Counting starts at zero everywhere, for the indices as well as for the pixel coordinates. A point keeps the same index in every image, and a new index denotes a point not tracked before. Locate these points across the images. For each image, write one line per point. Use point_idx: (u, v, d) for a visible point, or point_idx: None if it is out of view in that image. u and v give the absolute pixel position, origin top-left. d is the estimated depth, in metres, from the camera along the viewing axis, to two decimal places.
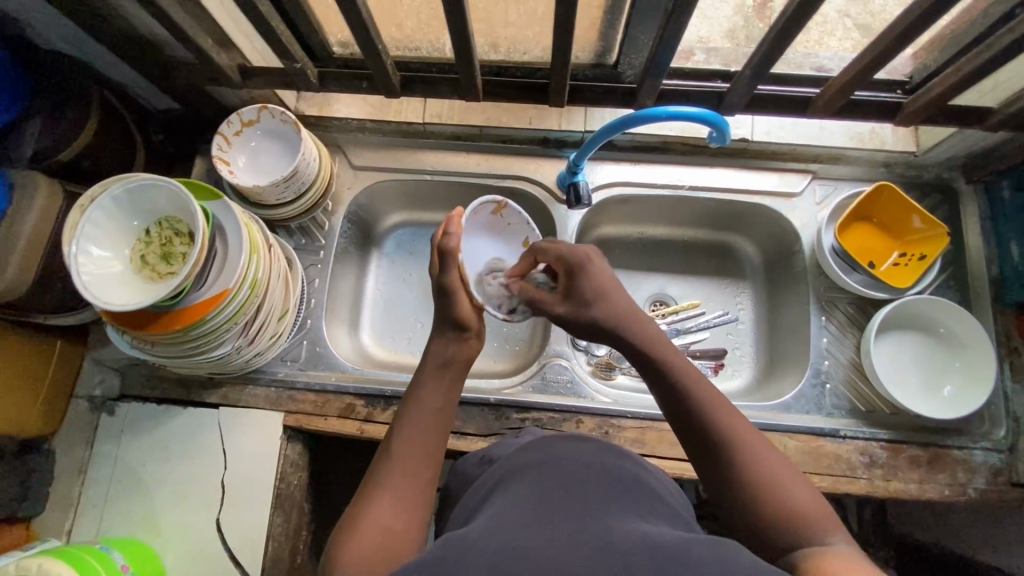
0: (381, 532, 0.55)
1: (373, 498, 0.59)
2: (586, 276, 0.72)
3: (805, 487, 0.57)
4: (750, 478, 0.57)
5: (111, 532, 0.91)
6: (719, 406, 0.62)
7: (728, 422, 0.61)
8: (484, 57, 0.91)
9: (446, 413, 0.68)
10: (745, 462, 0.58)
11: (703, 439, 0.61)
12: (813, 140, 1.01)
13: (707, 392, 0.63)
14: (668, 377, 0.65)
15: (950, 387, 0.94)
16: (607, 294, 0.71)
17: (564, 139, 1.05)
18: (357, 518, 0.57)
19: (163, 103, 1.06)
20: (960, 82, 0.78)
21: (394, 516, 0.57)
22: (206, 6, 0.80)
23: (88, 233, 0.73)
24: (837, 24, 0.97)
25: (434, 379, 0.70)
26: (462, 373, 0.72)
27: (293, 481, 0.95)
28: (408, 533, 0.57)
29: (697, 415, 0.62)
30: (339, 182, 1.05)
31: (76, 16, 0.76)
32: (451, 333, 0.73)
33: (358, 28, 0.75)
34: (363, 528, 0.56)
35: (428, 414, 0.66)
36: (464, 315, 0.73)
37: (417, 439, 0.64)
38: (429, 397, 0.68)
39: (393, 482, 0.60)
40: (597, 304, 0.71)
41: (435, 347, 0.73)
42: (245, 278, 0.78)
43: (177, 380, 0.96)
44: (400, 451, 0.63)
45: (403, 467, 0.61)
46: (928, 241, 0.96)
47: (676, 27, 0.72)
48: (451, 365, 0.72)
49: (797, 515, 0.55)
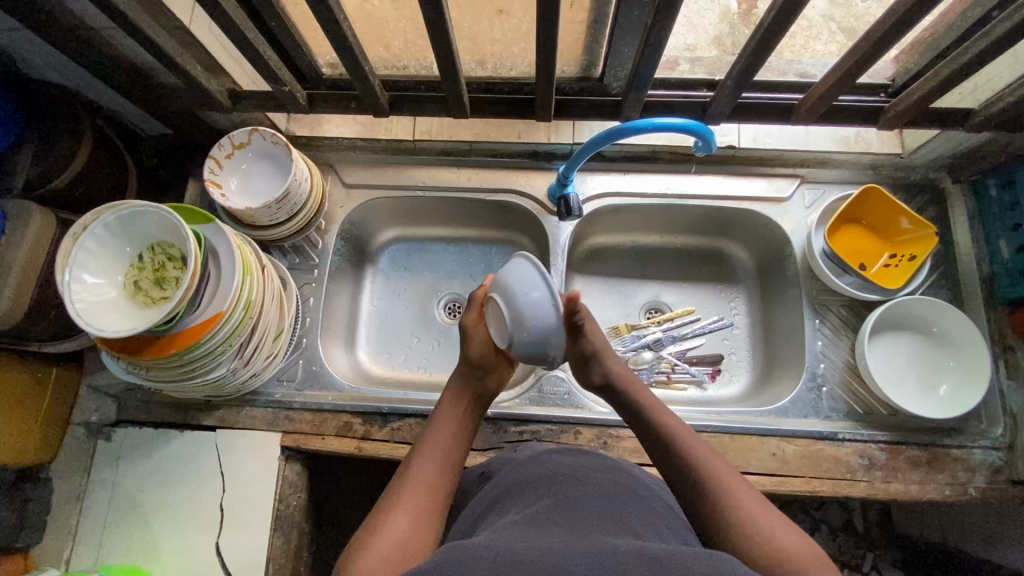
0: (394, 541, 0.56)
1: (390, 509, 0.60)
2: (597, 328, 0.82)
3: (790, 529, 0.57)
4: (734, 516, 0.59)
5: (109, 560, 0.91)
6: (710, 454, 0.65)
7: (719, 465, 0.64)
8: (471, 74, 0.92)
9: (457, 437, 0.70)
10: (731, 502, 0.60)
11: (690, 480, 0.63)
12: (799, 145, 1.01)
13: (699, 442, 0.67)
14: (662, 428, 0.69)
15: (945, 386, 0.94)
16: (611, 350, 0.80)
17: (554, 152, 1.06)
18: (376, 527, 0.58)
19: (155, 128, 1.07)
20: (938, 86, 0.79)
21: (409, 524, 0.59)
22: (193, 33, 0.81)
23: (80, 260, 0.73)
24: (821, 27, 0.99)
25: (446, 408, 0.74)
26: (474, 408, 0.76)
27: (292, 503, 0.94)
28: (425, 542, 0.58)
29: (686, 457, 0.65)
30: (332, 201, 1.06)
31: (65, 46, 0.77)
32: (466, 369, 0.77)
33: (345, 52, 0.76)
34: (380, 537, 0.57)
35: (443, 439, 0.69)
36: (474, 357, 0.77)
37: (432, 459, 0.66)
38: (441, 422, 0.71)
39: (407, 494, 0.62)
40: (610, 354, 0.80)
41: (451, 383, 0.77)
42: (239, 300, 0.78)
43: (174, 404, 0.96)
44: (415, 469, 0.65)
45: (418, 481, 0.63)
46: (918, 242, 0.96)
47: (657, 42, 0.73)
48: (461, 397, 0.75)
49: (781, 548, 0.55)
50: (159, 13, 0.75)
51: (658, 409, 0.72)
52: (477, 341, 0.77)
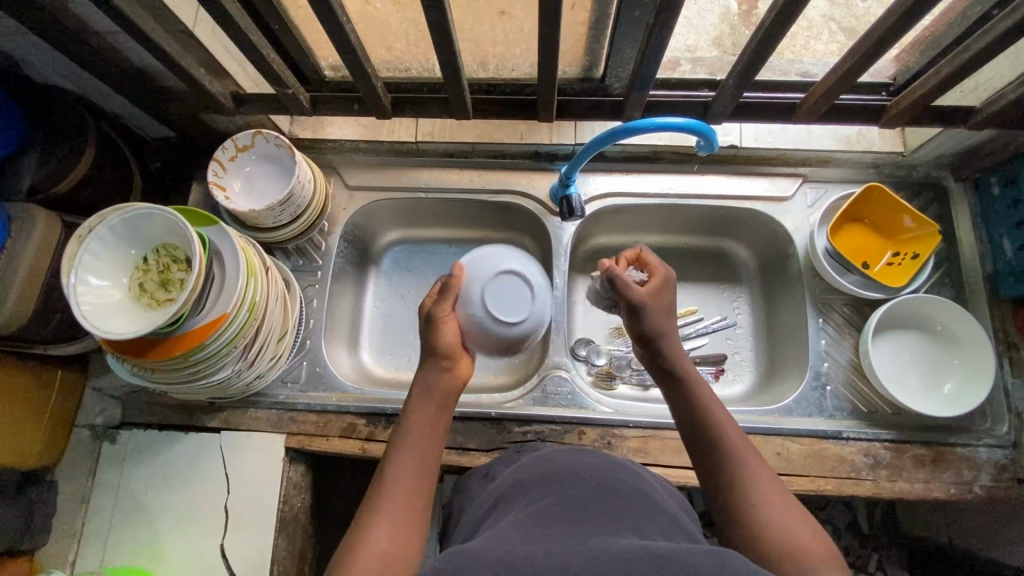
0: (378, 556, 0.56)
1: (368, 522, 0.59)
2: (667, 295, 0.76)
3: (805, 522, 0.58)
4: (756, 514, 0.59)
5: (114, 562, 0.91)
6: (738, 437, 0.65)
7: (751, 459, 0.63)
8: (472, 75, 0.92)
9: (432, 437, 0.68)
10: (756, 497, 0.60)
11: (719, 466, 0.64)
12: (800, 144, 1.02)
13: (729, 424, 0.67)
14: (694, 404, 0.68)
15: (949, 385, 0.94)
16: (668, 312, 0.75)
17: (555, 152, 1.06)
18: (355, 545, 0.58)
19: (158, 132, 1.07)
20: (939, 84, 0.79)
21: (390, 537, 0.58)
22: (198, 37, 0.81)
23: (85, 262, 0.74)
24: (822, 28, 0.99)
25: (417, 405, 0.70)
26: (447, 403, 0.71)
27: (296, 504, 0.95)
28: (407, 554, 0.58)
29: (722, 445, 0.64)
30: (335, 203, 1.06)
31: (70, 50, 0.78)
32: (434, 362, 0.72)
33: (348, 55, 0.77)
34: (359, 555, 0.56)
35: (417, 442, 0.67)
36: (446, 348, 0.71)
37: (408, 463, 0.65)
38: (414, 423, 0.69)
39: (386, 505, 0.61)
40: (665, 321, 0.75)
41: (419, 377, 0.73)
42: (244, 301, 0.79)
43: (179, 406, 0.97)
44: (391, 478, 0.64)
45: (396, 490, 0.62)
46: (921, 240, 0.96)
47: (658, 42, 0.73)
48: (431, 394, 0.71)
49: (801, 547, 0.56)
50: (163, 16, 0.75)
51: (698, 384, 0.70)
52: (451, 332, 0.72)
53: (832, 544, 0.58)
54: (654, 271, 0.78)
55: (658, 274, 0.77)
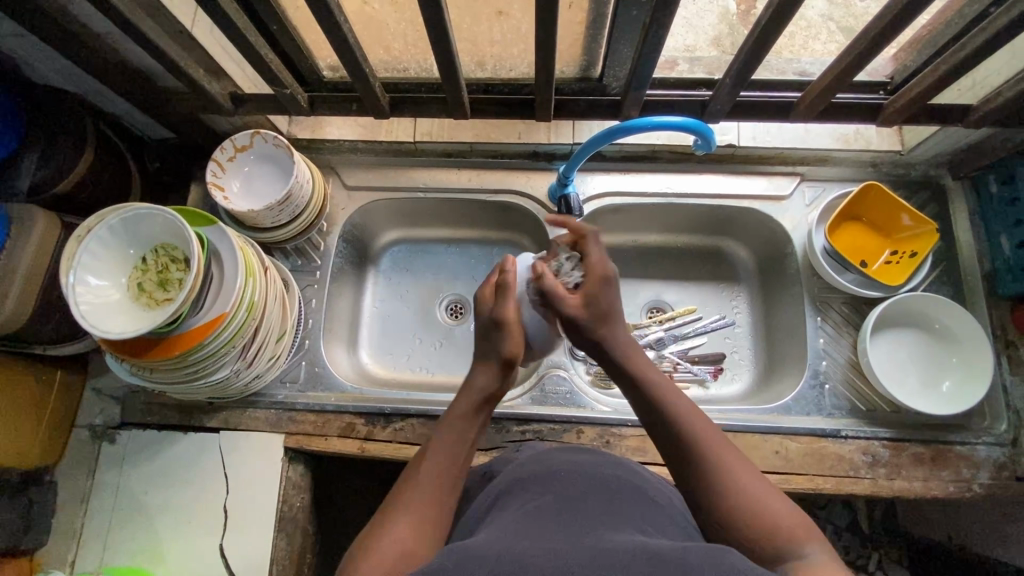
0: (398, 549, 0.56)
1: (392, 517, 0.59)
2: (605, 295, 0.73)
3: (779, 500, 0.58)
4: (727, 501, 0.59)
5: (114, 562, 0.91)
6: (699, 421, 0.65)
7: (713, 444, 0.63)
8: (471, 75, 0.92)
9: (468, 440, 0.67)
10: (723, 481, 0.60)
11: (683, 455, 0.63)
12: (798, 143, 1.02)
13: (688, 408, 0.66)
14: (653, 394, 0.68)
15: (948, 382, 0.94)
16: (609, 310, 0.74)
17: (554, 152, 1.07)
18: (371, 540, 0.58)
19: (158, 133, 1.07)
20: (936, 82, 0.79)
21: (410, 534, 0.58)
22: (196, 37, 0.82)
23: (84, 263, 0.74)
24: (820, 27, 0.99)
25: (460, 407, 0.69)
26: (484, 407, 0.70)
27: (296, 503, 0.95)
28: (425, 553, 0.57)
29: (682, 439, 0.64)
30: (333, 203, 1.06)
31: (69, 51, 0.78)
32: (495, 366, 0.71)
33: (347, 55, 0.77)
34: (381, 546, 0.56)
35: (453, 444, 0.66)
36: (509, 355, 0.71)
37: (439, 463, 0.64)
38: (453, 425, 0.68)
39: (413, 502, 0.61)
40: (608, 321, 0.73)
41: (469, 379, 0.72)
42: (242, 301, 0.79)
43: (178, 406, 0.97)
44: (420, 476, 0.64)
45: (425, 488, 0.62)
46: (919, 238, 0.96)
47: (655, 41, 0.73)
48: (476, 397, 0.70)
49: (779, 531, 0.55)
50: (161, 16, 0.76)
51: (649, 376, 0.70)
52: (513, 339, 0.72)
53: (807, 516, 0.58)
54: (591, 270, 0.75)
55: (596, 270, 0.74)
